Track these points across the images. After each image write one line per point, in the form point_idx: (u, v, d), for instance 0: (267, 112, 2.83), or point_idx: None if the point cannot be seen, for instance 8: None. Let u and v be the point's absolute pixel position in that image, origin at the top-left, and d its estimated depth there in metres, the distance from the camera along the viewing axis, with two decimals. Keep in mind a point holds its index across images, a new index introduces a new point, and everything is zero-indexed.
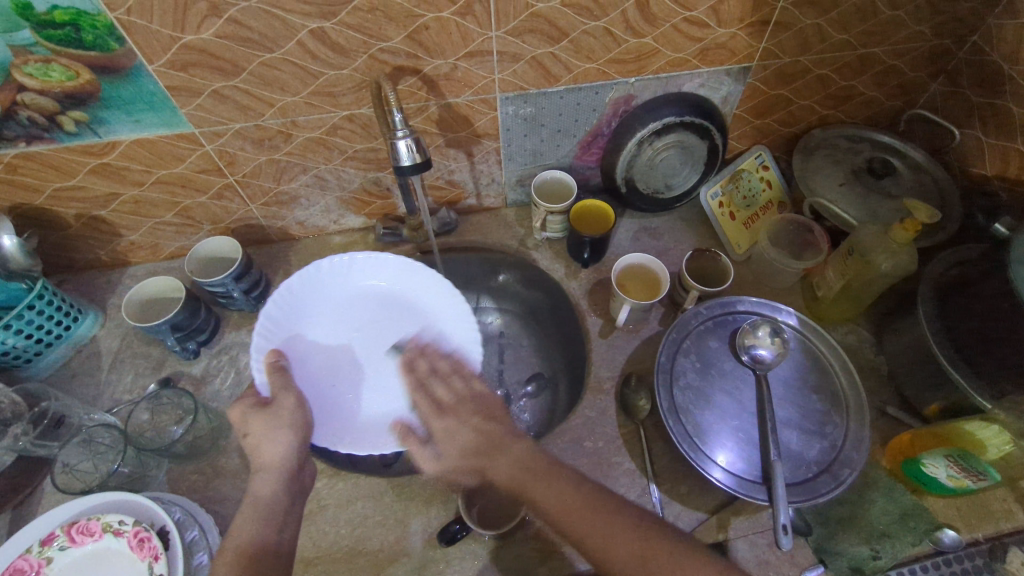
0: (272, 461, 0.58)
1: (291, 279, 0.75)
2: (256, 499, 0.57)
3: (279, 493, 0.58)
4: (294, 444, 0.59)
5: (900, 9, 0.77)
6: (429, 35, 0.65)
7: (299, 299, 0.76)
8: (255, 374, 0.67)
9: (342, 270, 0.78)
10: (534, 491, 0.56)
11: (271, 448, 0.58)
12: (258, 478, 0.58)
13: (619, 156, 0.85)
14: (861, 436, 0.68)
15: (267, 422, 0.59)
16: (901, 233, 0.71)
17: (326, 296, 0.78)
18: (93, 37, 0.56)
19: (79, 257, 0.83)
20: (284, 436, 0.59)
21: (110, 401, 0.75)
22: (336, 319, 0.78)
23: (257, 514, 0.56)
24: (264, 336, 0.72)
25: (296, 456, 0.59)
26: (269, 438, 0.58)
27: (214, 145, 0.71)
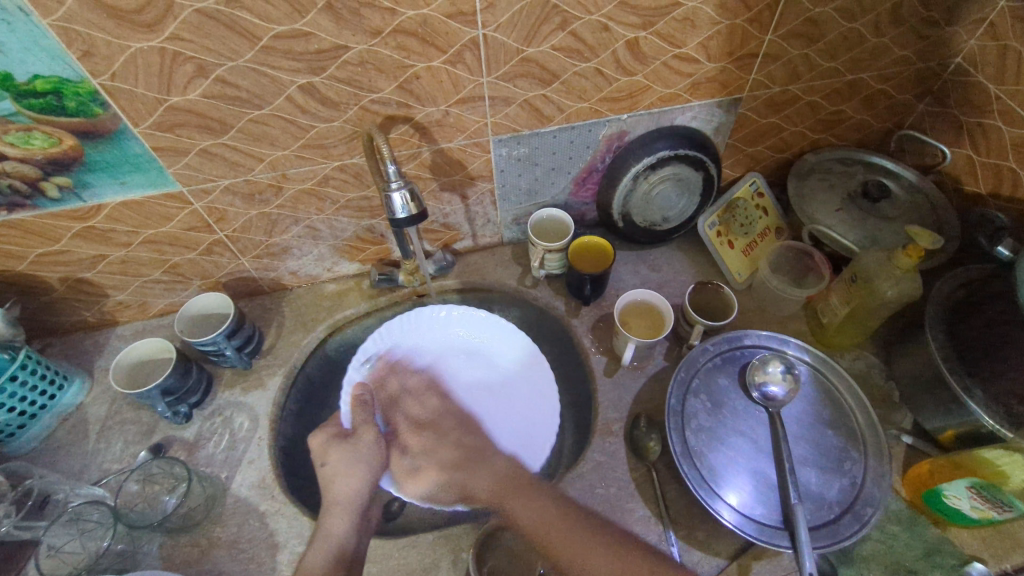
0: (343, 496, 0.64)
1: (392, 322, 0.82)
2: (328, 533, 0.60)
3: (350, 529, 0.61)
4: (364, 482, 0.66)
5: (885, 36, 0.78)
6: (420, 84, 0.64)
7: (396, 342, 0.83)
8: (340, 404, 0.75)
9: (442, 321, 0.84)
10: (512, 501, 0.63)
11: (346, 483, 0.65)
12: (331, 513, 0.62)
13: (615, 192, 0.84)
14: (882, 472, 0.66)
15: (347, 457, 0.67)
16: (904, 259, 0.70)
17: (423, 342, 0.84)
18: (76, 104, 0.54)
19: (64, 320, 0.80)
20: (360, 475, 0.66)
21: (97, 472, 0.72)
22: (424, 365, 0.84)
23: (333, 547, 0.59)
24: (357, 366, 0.79)
25: (365, 493, 0.65)
26: (347, 474, 0.66)
27: (203, 202, 0.69)
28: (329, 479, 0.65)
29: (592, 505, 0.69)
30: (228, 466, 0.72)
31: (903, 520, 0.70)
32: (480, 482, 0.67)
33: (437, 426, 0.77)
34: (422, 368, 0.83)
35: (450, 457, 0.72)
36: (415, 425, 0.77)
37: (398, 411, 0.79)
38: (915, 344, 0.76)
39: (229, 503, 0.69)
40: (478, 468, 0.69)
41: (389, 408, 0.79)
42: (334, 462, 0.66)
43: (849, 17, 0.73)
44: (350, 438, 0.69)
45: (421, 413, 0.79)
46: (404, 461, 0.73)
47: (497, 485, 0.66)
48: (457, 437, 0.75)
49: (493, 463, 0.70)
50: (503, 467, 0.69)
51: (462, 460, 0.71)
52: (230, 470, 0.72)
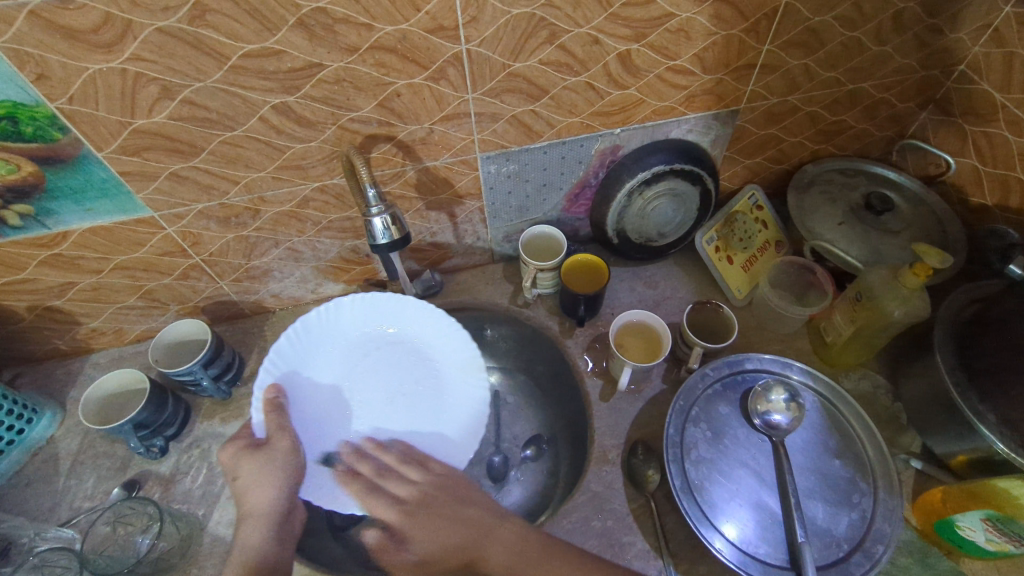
0: (257, 507, 0.57)
1: (309, 315, 0.71)
2: (244, 547, 0.55)
3: (267, 543, 0.56)
4: (282, 489, 0.59)
5: (887, 44, 0.75)
6: (401, 102, 0.61)
7: (308, 339, 0.71)
8: (254, 412, 0.65)
9: (365, 309, 0.74)
10: None
11: (261, 494, 0.58)
12: (244, 526, 0.56)
13: (609, 208, 0.81)
14: (893, 505, 0.63)
15: (258, 467, 0.59)
16: (911, 277, 0.67)
17: (342, 329, 0.74)
18: (33, 129, 0.51)
19: (36, 349, 0.77)
20: (272, 483, 0.59)
21: (67, 511, 0.68)
22: (341, 360, 0.74)
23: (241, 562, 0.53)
24: (268, 367, 0.68)
25: (284, 502, 0.58)
26: (259, 483, 0.58)
27: (176, 227, 0.66)
28: (241, 488, 0.58)
29: (588, 539, 0.66)
30: (207, 502, 0.69)
31: (915, 552, 0.66)
32: (494, 555, 0.53)
33: (422, 500, 0.58)
34: (339, 363, 0.74)
35: (452, 534, 0.54)
36: (400, 505, 0.58)
37: (378, 494, 0.60)
38: (924, 364, 0.73)
39: (206, 543, 0.66)
40: (484, 539, 0.54)
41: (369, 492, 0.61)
42: (244, 473, 0.58)
43: (849, 26, 0.71)
44: (262, 446, 0.61)
45: (400, 489, 0.60)
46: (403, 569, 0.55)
47: (513, 555, 0.53)
48: (450, 505, 0.57)
49: (498, 528, 0.55)
50: (512, 529, 0.56)
51: (468, 539, 0.54)
52: (208, 507, 0.68)
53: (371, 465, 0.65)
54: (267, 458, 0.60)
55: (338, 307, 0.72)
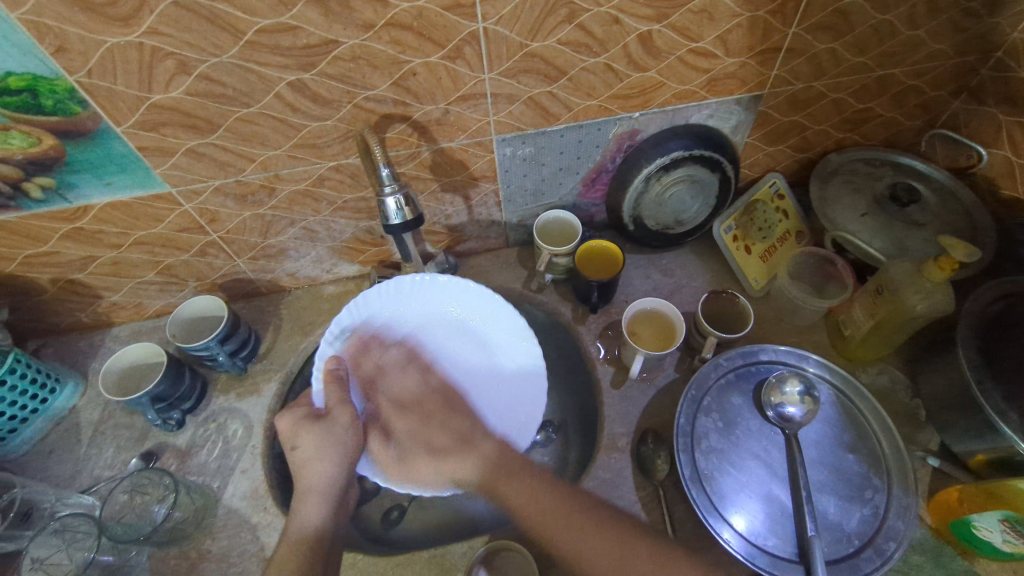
0: (314, 484, 0.58)
1: (371, 290, 0.72)
2: (304, 524, 0.56)
3: (326, 520, 0.57)
4: (340, 467, 0.60)
5: (920, 28, 0.72)
6: (417, 81, 0.60)
7: (363, 317, 0.73)
8: (312, 381, 0.68)
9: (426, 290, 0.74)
10: (501, 494, 0.58)
11: (318, 470, 0.59)
12: (300, 501, 0.58)
13: (626, 194, 0.80)
14: (906, 502, 0.62)
15: (320, 439, 0.60)
16: (936, 271, 0.65)
17: (401, 308, 0.75)
18: (53, 102, 0.51)
19: (59, 321, 0.79)
20: (332, 460, 0.60)
21: (87, 479, 0.70)
22: (405, 339, 0.75)
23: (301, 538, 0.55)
24: (330, 341, 0.71)
25: (342, 480, 0.59)
26: (318, 458, 0.59)
27: (193, 203, 0.67)
28: (301, 461, 0.59)
29: None
30: (221, 475, 0.70)
31: (928, 550, 0.65)
32: (470, 469, 0.61)
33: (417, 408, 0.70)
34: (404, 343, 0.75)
35: (446, 443, 0.65)
36: (398, 406, 0.70)
37: (375, 390, 0.72)
38: (945, 361, 0.71)
39: (220, 514, 0.67)
40: (465, 454, 0.63)
41: (365, 386, 0.71)
42: (305, 446, 0.59)
43: (881, 8, 0.68)
44: (324, 417, 0.62)
45: (401, 386, 0.73)
46: (390, 448, 0.67)
47: (489, 469, 0.60)
48: (442, 416, 0.68)
49: (481, 443, 0.63)
50: (494, 446, 0.63)
51: (451, 445, 0.64)
52: (222, 479, 0.70)
53: (375, 363, 0.73)
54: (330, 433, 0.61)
55: (401, 285, 0.73)
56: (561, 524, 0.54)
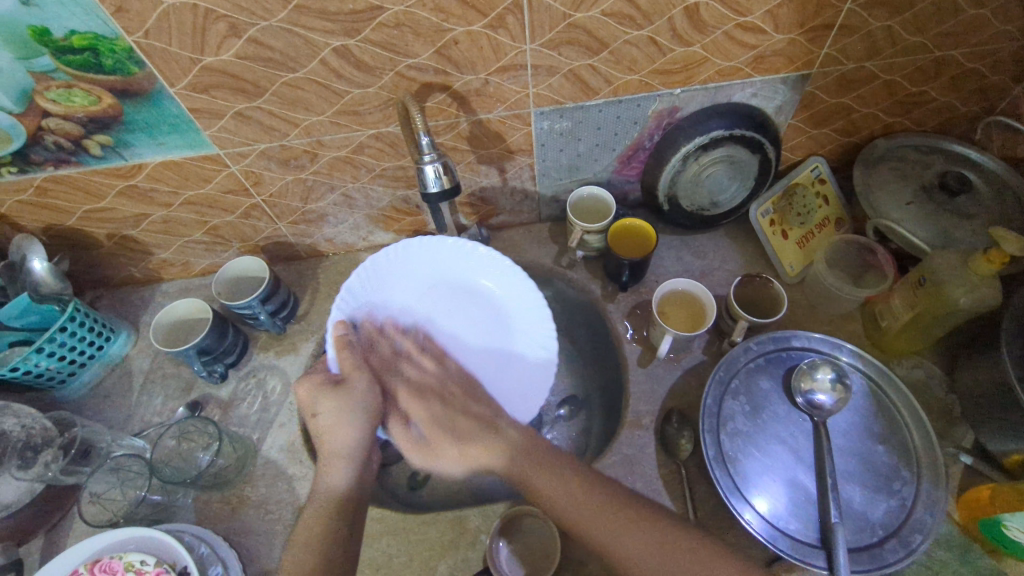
0: (337, 449, 0.58)
1: (379, 254, 0.74)
2: (328, 488, 0.57)
3: (351, 483, 0.58)
4: (363, 430, 0.59)
5: (986, 7, 0.68)
6: (458, 50, 0.60)
7: (375, 277, 0.74)
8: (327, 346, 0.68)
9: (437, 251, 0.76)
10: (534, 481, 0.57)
11: (342, 435, 0.59)
12: (327, 463, 0.58)
13: (662, 172, 0.79)
14: (936, 496, 0.61)
15: (339, 406, 0.60)
16: (984, 264, 0.63)
17: (419, 270, 0.77)
18: (113, 62, 0.54)
19: (114, 275, 0.83)
20: (354, 424, 0.59)
21: (140, 424, 0.75)
22: (416, 299, 0.77)
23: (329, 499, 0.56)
24: (341, 304, 0.72)
25: (364, 445, 0.59)
26: (339, 423, 0.59)
27: (239, 165, 0.69)
28: (327, 424, 0.59)
29: None
30: (261, 427, 0.74)
31: (954, 547, 0.63)
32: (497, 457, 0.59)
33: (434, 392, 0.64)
34: (414, 303, 0.76)
35: (468, 429, 0.61)
36: (413, 387, 0.64)
37: (392, 369, 0.66)
38: (987, 356, 0.68)
39: (259, 464, 0.71)
40: (491, 435, 0.60)
41: (381, 365, 0.67)
42: (323, 413, 0.59)
43: None
44: (341, 383, 0.61)
45: (416, 372, 0.67)
46: (411, 430, 0.61)
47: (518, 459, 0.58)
48: (462, 402, 0.64)
49: (508, 429, 0.61)
50: (522, 432, 0.61)
51: (474, 430, 0.60)
52: (261, 432, 0.73)
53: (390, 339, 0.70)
54: (348, 400, 0.60)
55: (409, 248, 0.75)
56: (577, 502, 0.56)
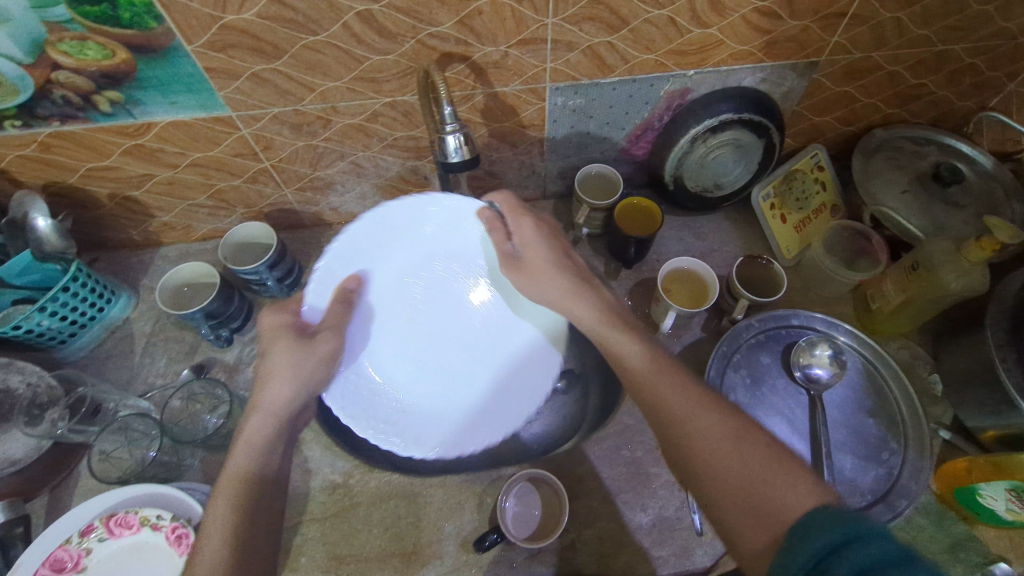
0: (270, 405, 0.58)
1: (390, 205, 0.71)
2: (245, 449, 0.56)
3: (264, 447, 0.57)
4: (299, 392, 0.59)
5: (990, 3, 0.70)
6: (481, 20, 0.60)
7: (384, 227, 0.73)
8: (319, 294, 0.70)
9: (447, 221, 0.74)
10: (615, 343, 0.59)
11: (279, 391, 0.58)
12: (255, 417, 0.58)
13: (671, 153, 0.81)
14: (921, 465, 0.65)
15: (288, 360, 0.59)
16: (976, 251, 0.66)
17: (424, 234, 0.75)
18: (131, 15, 0.52)
19: (113, 236, 0.82)
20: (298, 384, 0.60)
21: (143, 385, 0.75)
22: (410, 272, 0.77)
23: (248, 450, 0.56)
24: (337, 256, 0.71)
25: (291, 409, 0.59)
26: (279, 378, 0.58)
27: (251, 128, 0.68)
28: (267, 373, 0.59)
29: (618, 465, 0.70)
30: None
31: (931, 513, 0.68)
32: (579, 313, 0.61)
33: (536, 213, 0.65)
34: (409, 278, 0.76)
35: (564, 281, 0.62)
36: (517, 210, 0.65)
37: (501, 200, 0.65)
38: (971, 339, 0.72)
39: None
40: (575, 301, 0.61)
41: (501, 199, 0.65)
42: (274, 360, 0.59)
43: None
44: (303, 344, 0.62)
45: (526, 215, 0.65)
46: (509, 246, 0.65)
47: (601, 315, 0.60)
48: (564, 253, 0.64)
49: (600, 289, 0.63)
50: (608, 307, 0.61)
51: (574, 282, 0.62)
52: None
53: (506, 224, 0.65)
54: (304, 357, 0.61)
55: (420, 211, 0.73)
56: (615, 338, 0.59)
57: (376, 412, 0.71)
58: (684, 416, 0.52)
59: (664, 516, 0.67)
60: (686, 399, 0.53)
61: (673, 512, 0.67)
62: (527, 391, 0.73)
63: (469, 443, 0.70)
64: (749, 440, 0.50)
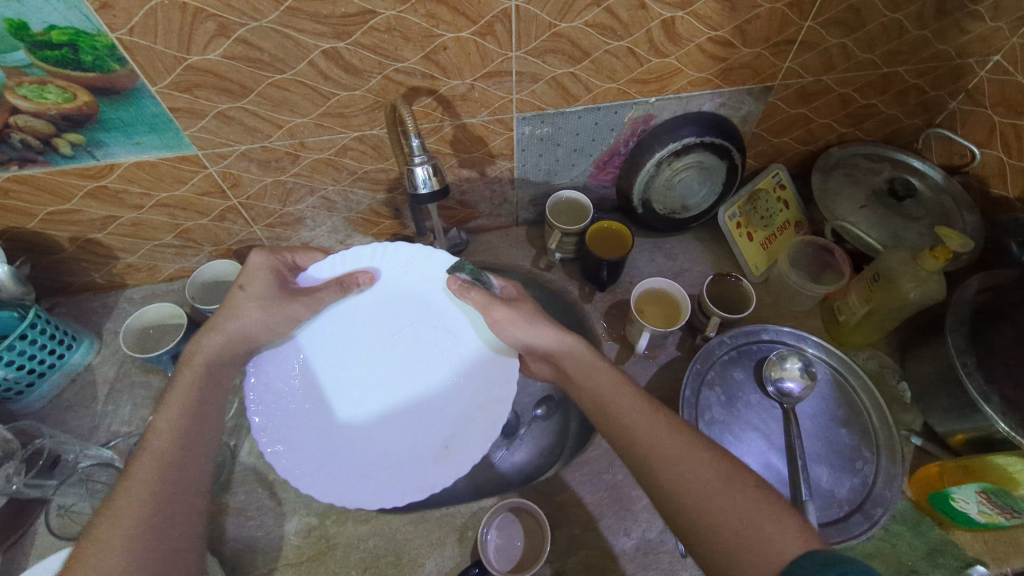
0: (164, 425, 0.54)
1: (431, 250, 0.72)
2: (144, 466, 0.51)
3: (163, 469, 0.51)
4: (193, 412, 0.56)
5: (928, 28, 0.74)
6: (447, 55, 0.62)
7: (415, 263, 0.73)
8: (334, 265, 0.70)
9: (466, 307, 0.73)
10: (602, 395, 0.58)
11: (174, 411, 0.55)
12: (154, 440, 0.53)
13: (637, 177, 0.83)
14: (893, 472, 0.66)
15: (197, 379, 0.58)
16: (930, 260, 0.69)
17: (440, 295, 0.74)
18: (93, 58, 0.52)
19: (73, 280, 0.80)
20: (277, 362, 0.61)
21: (106, 434, 0.72)
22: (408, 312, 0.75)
23: (184, 395, 0.56)
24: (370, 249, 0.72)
25: (188, 431, 0.54)
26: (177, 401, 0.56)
27: (218, 166, 0.67)
28: (232, 307, 0.61)
29: (599, 489, 0.70)
30: (238, 434, 0.73)
31: (908, 521, 0.68)
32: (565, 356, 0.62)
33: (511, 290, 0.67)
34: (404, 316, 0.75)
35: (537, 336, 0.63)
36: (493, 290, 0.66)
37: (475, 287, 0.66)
38: (934, 347, 0.74)
39: (238, 471, 0.71)
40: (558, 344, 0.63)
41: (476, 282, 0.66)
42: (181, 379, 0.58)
43: (892, 7, 0.70)
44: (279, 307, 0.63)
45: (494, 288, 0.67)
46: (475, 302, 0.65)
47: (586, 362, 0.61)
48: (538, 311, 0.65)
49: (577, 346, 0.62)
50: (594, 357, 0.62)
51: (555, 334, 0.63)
52: (239, 438, 0.73)
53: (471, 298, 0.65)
54: (270, 320, 0.63)
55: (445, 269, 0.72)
56: (607, 387, 0.59)
57: (280, 404, 0.66)
58: (661, 442, 0.53)
59: (647, 540, 0.67)
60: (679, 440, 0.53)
61: (656, 535, 0.67)
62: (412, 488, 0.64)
63: (332, 478, 0.64)
64: (744, 485, 0.49)
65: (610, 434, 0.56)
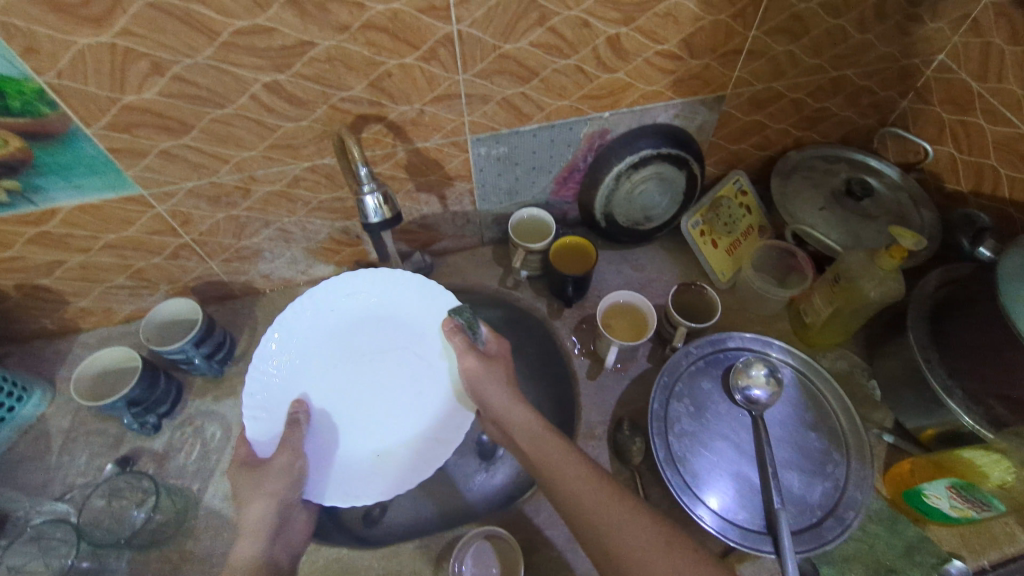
0: (252, 523, 0.58)
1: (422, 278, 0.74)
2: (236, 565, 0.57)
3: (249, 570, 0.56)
4: (273, 505, 0.59)
5: (870, 32, 0.76)
6: (392, 81, 0.61)
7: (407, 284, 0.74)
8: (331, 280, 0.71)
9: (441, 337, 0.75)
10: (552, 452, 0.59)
11: (258, 508, 0.59)
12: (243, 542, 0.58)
13: (598, 192, 0.83)
14: (864, 474, 0.67)
15: (252, 479, 0.61)
16: (886, 259, 0.69)
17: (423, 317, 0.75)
18: (21, 103, 0.50)
19: (24, 328, 0.77)
20: (267, 498, 0.59)
21: (60, 487, 0.69)
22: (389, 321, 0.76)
23: (265, 489, 0.60)
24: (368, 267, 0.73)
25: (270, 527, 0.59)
26: (253, 496, 0.59)
27: (166, 205, 0.66)
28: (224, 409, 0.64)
29: None
30: (200, 477, 0.70)
31: (884, 520, 0.68)
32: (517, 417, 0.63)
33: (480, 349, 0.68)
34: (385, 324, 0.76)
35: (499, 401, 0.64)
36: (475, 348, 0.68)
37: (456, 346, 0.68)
38: (898, 344, 0.75)
39: (202, 515, 0.67)
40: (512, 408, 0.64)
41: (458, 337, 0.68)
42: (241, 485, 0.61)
43: (833, 14, 0.72)
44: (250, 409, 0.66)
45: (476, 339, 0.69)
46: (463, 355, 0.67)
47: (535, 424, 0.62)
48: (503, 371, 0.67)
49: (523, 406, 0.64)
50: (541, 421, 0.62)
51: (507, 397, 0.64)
52: (202, 482, 0.70)
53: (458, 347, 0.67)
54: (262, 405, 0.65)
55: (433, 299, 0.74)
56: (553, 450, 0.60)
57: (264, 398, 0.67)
58: (606, 507, 0.54)
59: None
60: (621, 506, 0.54)
61: None
62: (341, 492, 0.66)
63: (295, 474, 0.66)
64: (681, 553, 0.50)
65: (558, 505, 0.57)
